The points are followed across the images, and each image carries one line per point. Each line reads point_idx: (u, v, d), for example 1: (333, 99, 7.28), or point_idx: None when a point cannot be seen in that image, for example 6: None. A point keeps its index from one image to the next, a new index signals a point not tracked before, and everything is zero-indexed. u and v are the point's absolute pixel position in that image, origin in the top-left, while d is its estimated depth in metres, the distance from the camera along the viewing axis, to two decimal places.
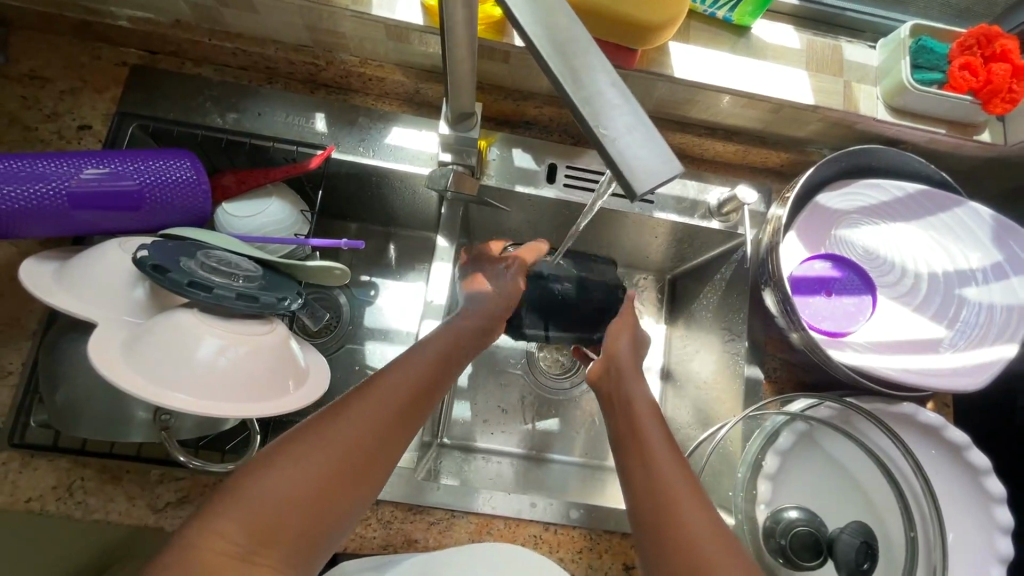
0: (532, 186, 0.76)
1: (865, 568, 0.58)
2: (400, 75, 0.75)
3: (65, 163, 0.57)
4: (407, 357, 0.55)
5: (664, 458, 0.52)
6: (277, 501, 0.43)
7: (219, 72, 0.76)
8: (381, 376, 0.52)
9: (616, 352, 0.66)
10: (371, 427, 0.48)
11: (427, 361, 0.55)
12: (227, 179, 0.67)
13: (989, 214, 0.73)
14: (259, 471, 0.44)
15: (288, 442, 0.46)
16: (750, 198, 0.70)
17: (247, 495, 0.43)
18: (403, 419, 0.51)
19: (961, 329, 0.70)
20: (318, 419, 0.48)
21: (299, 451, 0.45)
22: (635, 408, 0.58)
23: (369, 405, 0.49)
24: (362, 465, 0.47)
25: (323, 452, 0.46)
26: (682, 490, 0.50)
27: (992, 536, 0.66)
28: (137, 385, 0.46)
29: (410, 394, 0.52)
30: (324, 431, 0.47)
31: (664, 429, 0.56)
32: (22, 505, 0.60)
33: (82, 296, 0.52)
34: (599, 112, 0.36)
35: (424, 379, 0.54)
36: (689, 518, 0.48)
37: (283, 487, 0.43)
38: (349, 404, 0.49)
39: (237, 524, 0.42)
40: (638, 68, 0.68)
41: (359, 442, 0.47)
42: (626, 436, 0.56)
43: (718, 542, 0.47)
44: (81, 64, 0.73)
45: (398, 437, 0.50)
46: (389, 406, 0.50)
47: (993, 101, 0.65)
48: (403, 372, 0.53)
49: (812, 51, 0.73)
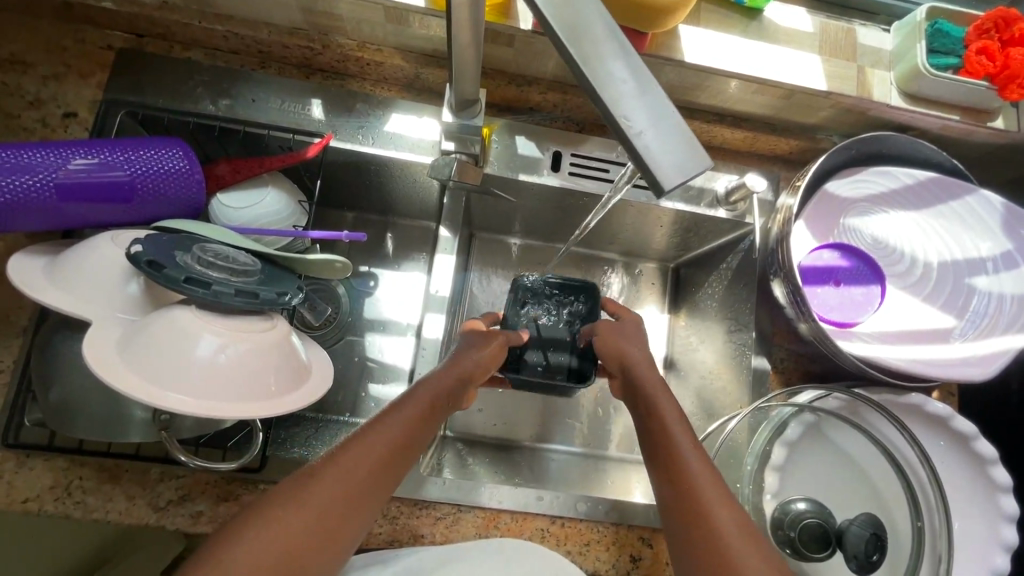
0: (535, 175, 0.74)
1: (875, 560, 0.59)
2: (399, 59, 0.73)
3: (52, 154, 0.54)
4: (393, 407, 0.54)
5: (690, 456, 0.54)
6: (245, 568, 0.42)
7: (209, 56, 0.73)
8: (363, 430, 0.51)
9: (626, 355, 0.65)
10: (346, 490, 0.47)
11: (415, 412, 0.53)
12: (221, 169, 0.65)
13: (1000, 202, 0.72)
14: (235, 532, 0.44)
15: (267, 502, 0.46)
16: (760, 186, 0.69)
17: (280, 511, 0.45)
18: (381, 478, 0.49)
19: (970, 319, 0.69)
20: (298, 478, 0.47)
21: (274, 514, 0.45)
22: (657, 407, 0.59)
23: (349, 464, 0.48)
24: (335, 530, 0.46)
25: (296, 516, 0.45)
26: (712, 484, 0.52)
27: (997, 524, 0.66)
28: (135, 386, 0.45)
29: (391, 451, 0.50)
30: (325, 474, 0.47)
31: (685, 424, 0.57)
32: (19, 505, 0.59)
33: (75, 292, 0.50)
34: (622, 102, 0.34)
35: (410, 430, 0.52)
36: (718, 513, 0.50)
37: (253, 551, 0.43)
38: (374, 425, 0.51)
39: (268, 539, 0.43)
40: (647, 52, 0.65)
41: (331, 505, 0.46)
42: (652, 440, 0.57)
43: (746, 535, 0.49)
44: (64, 48, 0.70)
45: (373, 498, 0.48)
46: (366, 466, 0.48)
47: (1009, 87, 0.64)
48: (394, 419, 0.52)
49: (824, 35, 0.71)
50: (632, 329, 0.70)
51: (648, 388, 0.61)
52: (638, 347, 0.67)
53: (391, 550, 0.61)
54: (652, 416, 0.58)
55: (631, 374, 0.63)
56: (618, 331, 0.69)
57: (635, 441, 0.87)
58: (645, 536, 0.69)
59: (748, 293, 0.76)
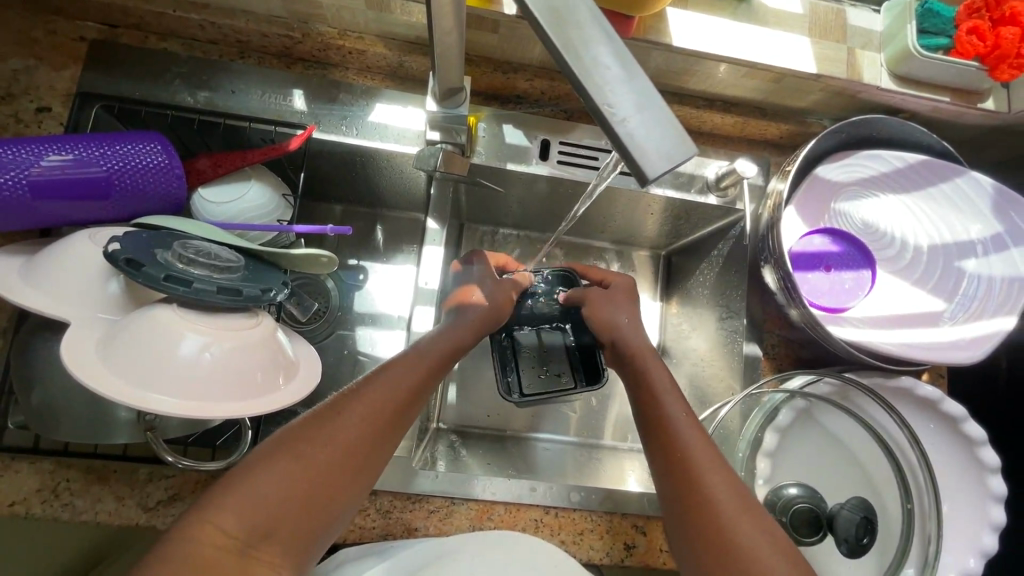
0: (523, 164, 0.72)
1: (865, 543, 0.61)
2: (382, 47, 0.71)
3: (24, 151, 0.53)
4: (401, 361, 0.55)
5: (687, 434, 0.54)
6: (271, 502, 0.43)
7: (185, 46, 0.71)
8: (373, 380, 0.52)
9: (622, 332, 0.66)
10: (359, 437, 0.48)
11: (422, 366, 0.55)
12: (202, 163, 0.64)
13: (990, 183, 0.72)
14: (256, 466, 0.44)
15: (287, 440, 0.46)
16: (750, 171, 0.67)
17: (298, 450, 0.46)
18: (396, 422, 0.51)
19: (960, 302, 0.69)
20: (315, 419, 0.48)
21: (293, 452, 0.45)
22: (655, 388, 0.59)
23: (364, 409, 0.49)
24: (353, 473, 0.47)
25: (317, 454, 0.46)
26: (715, 465, 0.52)
27: (985, 505, 0.67)
28: (122, 392, 0.43)
29: (400, 401, 0.52)
30: (342, 416, 0.48)
31: (683, 405, 0.57)
32: (5, 509, 0.58)
33: (50, 295, 0.49)
34: (605, 88, 0.33)
35: (417, 382, 0.54)
36: (716, 491, 0.50)
37: (273, 489, 0.43)
38: (384, 372, 0.53)
39: (290, 476, 0.44)
40: (635, 37, 0.64)
41: (349, 447, 0.47)
42: (650, 417, 0.57)
43: (745, 510, 0.49)
44: (35, 40, 0.68)
45: (388, 441, 0.50)
46: (380, 413, 0.50)
47: (1000, 67, 0.64)
48: (404, 369, 0.54)
49: (814, 16, 0.70)
50: (622, 300, 0.69)
51: (646, 366, 0.61)
52: (628, 322, 0.66)
53: (385, 543, 0.61)
54: (650, 396, 0.59)
55: (626, 356, 0.64)
56: (607, 303, 0.68)
57: (629, 430, 0.87)
58: (638, 524, 0.69)
59: (739, 278, 0.75)
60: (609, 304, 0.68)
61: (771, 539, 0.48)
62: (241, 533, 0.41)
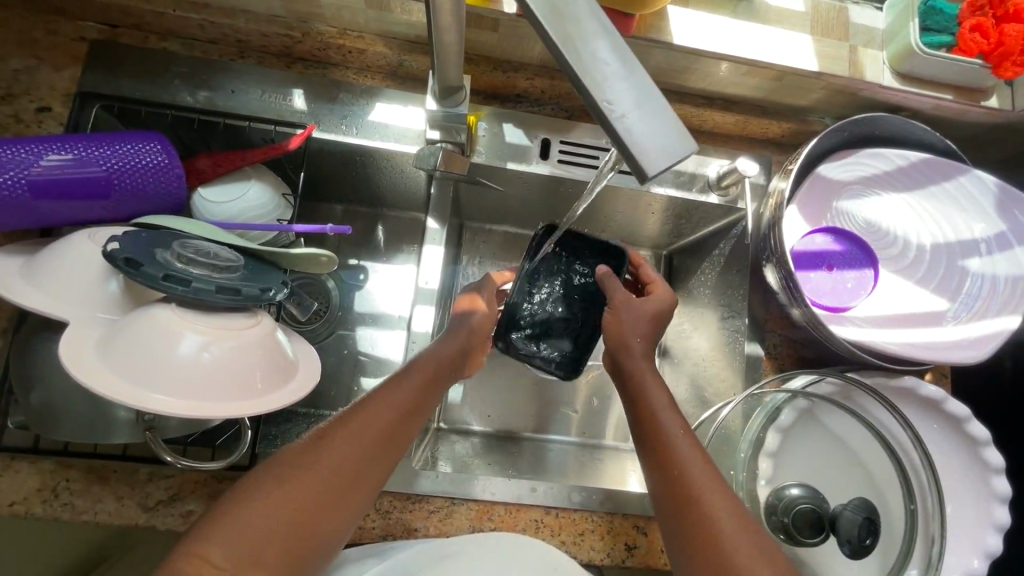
0: (523, 163, 0.72)
1: (868, 544, 0.61)
2: (382, 46, 0.71)
3: (24, 150, 0.52)
4: (395, 378, 0.54)
5: (686, 452, 0.53)
6: (261, 528, 0.43)
7: (185, 46, 0.71)
8: (368, 399, 0.52)
9: (626, 349, 0.63)
10: (351, 457, 0.48)
11: (417, 381, 0.55)
12: (201, 162, 0.63)
13: (994, 182, 0.71)
14: (247, 493, 0.45)
15: (279, 465, 0.47)
16: (751, 170, 0.67)
17: (289, 474, 0.46)
18: (390, 440, 0.50)
19: (963, 302, 0.69)
20: (308, 441, 0.48)
21: (285, 477, 0.46)
22: (652, 404, 0.58)
23: (358, 429, 0.49)
24: (344, 494, 0.47)
25: (308, 478, 0.46)
26: (713, 483, 0.51)
27: (989, 505, 0.67)
28: (119, 392, 0.43)
29: (395, 419, 0.51)
30: (335, 437, 0.48)
31: (681, 420, 0.56)
32: (5, 509, 0.58)
33: (49, 294, 0.49)
34: (604, 84, 0.33)
35: (412, 398, 0.53)
36: (712, 506, 0.50)
37: (263, 516, 0.44)
38: (379, 391, 0.53)
39: (280, 502, 0.44)
40: (635, 35, 0.64)
41: (341, 469, 0.47)
42: (647, 435, 0.56)
43: (743, 528, 0.49)
44: (35, 40, 0.68)
45: (383, 460, 0.50)
46: (372, 431, 0.50)
47: (1004, 64, 0.64)
48: (399, 386, 0.54)
49: (816, 14, 0.69)
50: (649, 314, 0.66)
51: (644, 381, 0.60)
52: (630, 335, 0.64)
53: (385, 543, 0.61)
54: (647, 413, 0.57)
55: (625, 371, 0.62)
56: (631, 317, 0.65)
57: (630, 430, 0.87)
58: (639, 524, 0.68)
59: (741, 278, 0.75)
60: (629, 310, 0.66)
61: (768, 557, 0.48)
62: (230, 563, 0.42)
